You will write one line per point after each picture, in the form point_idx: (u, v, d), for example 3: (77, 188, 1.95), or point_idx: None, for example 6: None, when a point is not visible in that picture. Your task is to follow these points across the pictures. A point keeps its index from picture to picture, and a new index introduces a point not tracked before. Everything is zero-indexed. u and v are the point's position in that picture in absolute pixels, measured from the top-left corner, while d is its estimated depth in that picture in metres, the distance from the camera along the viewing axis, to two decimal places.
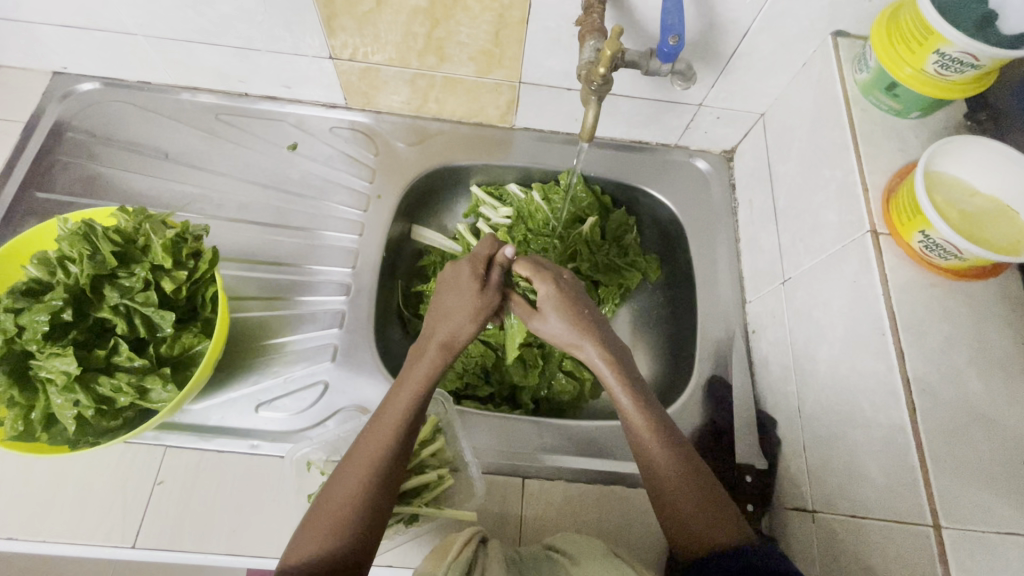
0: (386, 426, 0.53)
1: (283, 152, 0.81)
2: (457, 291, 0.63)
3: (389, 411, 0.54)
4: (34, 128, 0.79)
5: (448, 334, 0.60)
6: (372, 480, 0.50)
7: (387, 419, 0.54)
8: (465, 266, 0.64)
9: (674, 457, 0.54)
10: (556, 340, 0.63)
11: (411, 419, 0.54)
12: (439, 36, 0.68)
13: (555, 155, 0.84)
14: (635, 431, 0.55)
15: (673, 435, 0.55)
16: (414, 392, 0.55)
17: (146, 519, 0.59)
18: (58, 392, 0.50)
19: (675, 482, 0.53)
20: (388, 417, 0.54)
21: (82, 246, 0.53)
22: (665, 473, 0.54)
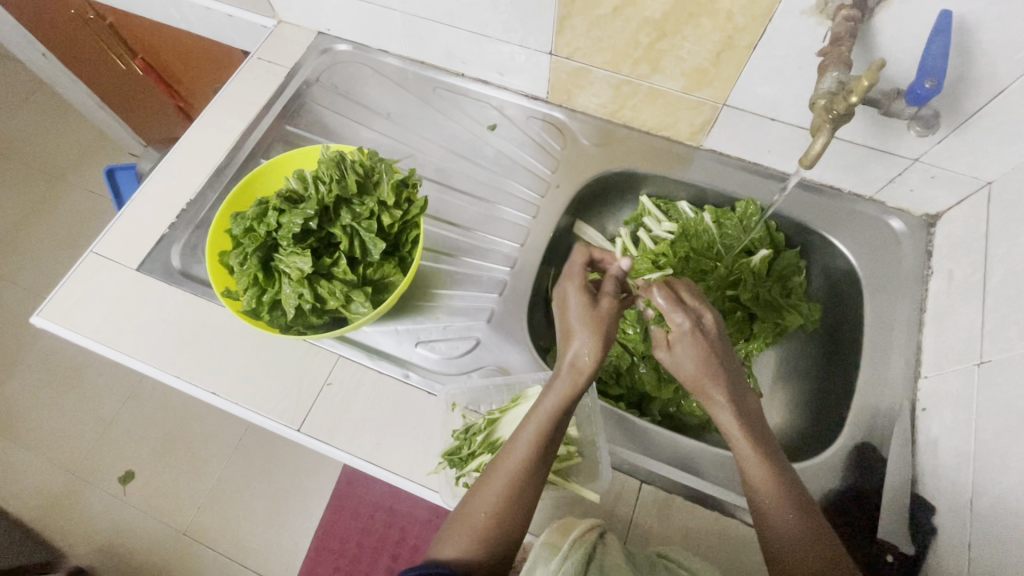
0: (524, 445, 0.54)
1: (482, 130, 0.89)
2: (568, 313, 0.59)
3: (527, 431, 0.54)
4: (295, 74, 0.95)
5: (575, 353, 0.56)
6: (510, 500, 0.52)
7: (521, 440, 0.54)
8: (576, 285, 0.61)
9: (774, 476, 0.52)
10: (683, 376, 0.59)
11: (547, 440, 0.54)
12: (660, 48, 0.72)
13: (735, 181, 0.84)
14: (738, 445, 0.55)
15: (788, 472, 0.53)
16: (549, 414, 0.54)
17: (313, 410, 0.69)
18: (290, 283, 0.61)
19: (774, 501, 0.52)
20: (524, 438, 0.54)
21: (335, 171, 0.63)
22: (767, 497, 0.52)
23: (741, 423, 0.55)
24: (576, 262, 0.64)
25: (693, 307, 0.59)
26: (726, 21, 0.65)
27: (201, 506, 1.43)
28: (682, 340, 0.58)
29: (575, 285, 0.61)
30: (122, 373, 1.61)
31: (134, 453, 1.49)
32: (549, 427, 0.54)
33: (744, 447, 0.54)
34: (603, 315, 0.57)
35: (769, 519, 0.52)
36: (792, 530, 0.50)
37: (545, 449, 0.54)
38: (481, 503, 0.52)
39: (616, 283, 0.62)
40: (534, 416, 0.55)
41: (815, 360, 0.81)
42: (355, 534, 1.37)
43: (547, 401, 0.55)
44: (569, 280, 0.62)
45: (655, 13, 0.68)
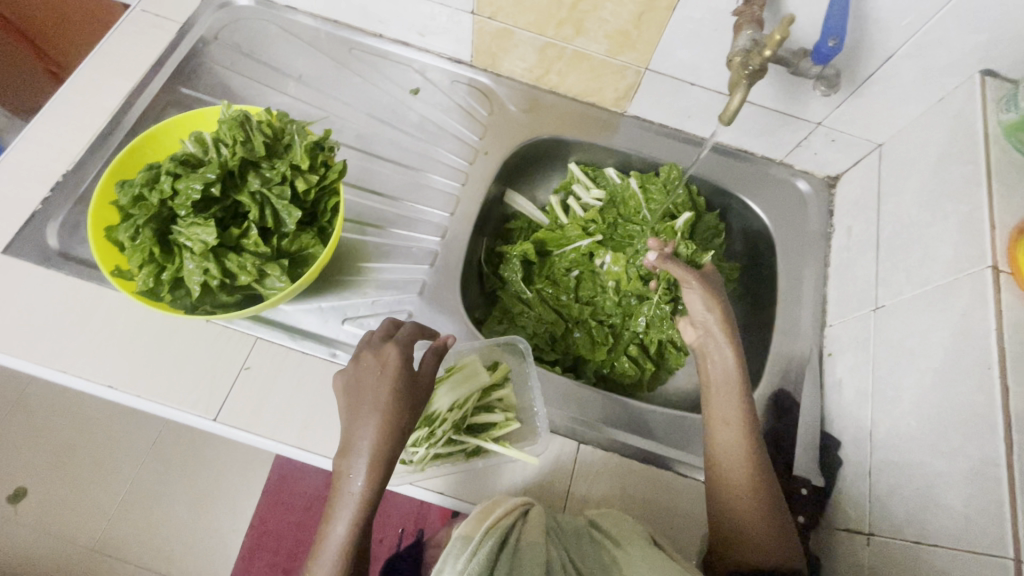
0: (364, 424, 0.53)
1: (404, 94, 0.85)
2: (355, 416, 0.54)
3: (363, 406, 0.54)
4: (188, 30, 0.85)
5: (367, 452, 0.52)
6: (369, 471, 0.52)
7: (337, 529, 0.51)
8: (363, 387, 0.55)
9: (757, 478, 0.58)
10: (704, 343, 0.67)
11: (393, 403, 0.53)
12: (583, 9, 0.71)
13: (658, 147, 0.85)
14: (725, 452, 0.60)
15: (769, 476, 0.59)
16: (387, 389, 0.54)
17: (229, 398, 0.64)
18: (193, 258, 0.54)
19: (747, 500, 0.57)
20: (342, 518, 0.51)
21: (238, 132, 0.57)
22: (738, 491, 0.58)
23: (744, 428, 0.60)
24: (369, 360, 0.57)
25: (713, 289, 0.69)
26: None
27: (112, 518, 1.30)
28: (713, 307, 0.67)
29: (350, 421, 0.53)
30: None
31: (25, 469, 1.32)
32: (392, 396, 0.54)
33: (732, 448, 0.59)
34: (377, 463, 0.52)
35: (727, 511, 0.58)
36: (748, 519, 0.56)
37: (390, 419, 0.53)
38: (346, 486, 0.52)
39: (434, 355, 0.59)
40: (370, 389, 0.54)
41: (735, 317, 0.86)
42: (291, 529, 1.30)
43: (377, 382, 0.55)
44: (352, 392, 0.55)
45: None
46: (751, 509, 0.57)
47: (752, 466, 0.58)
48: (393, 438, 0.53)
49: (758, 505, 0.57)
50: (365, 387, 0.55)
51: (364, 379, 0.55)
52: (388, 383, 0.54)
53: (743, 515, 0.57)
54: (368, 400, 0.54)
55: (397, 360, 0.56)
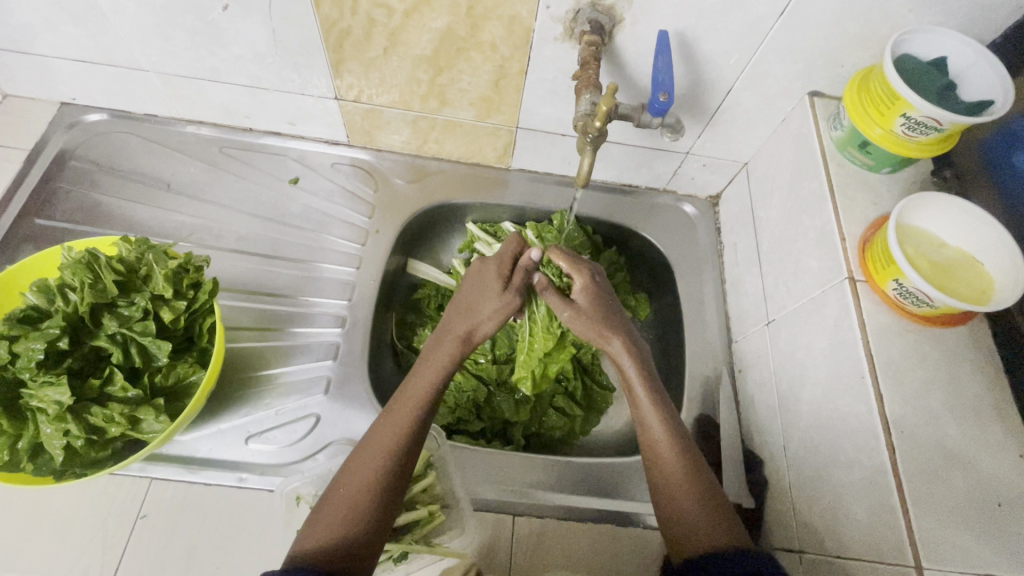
0: (367, 461, 0.51)
1: (284, 185, 0.83)
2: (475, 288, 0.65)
3: (364, 455, 0.52)
4: (38, 155, 0.80)
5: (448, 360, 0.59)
6: (353, 512, 0.49)
7: (365, 462, 0.51)
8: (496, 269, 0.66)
9: (683, 462, 0.55)
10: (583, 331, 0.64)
11: (397, 451, 0.52)
12: (442, 83, 0.72)
13: (549, 195, 0.87)
14: (651, 433, 0.57)
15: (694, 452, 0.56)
16: (392, 436, 0.52)
17: (125, 554, 0.58)
18: (48, 421, 0.50)
19: (677, 483, 0.54)
20: (364, 462, 0.51)
21: (84, 274, 0.54)
22: (669, 474, 0.55)
23: (653, 403, 0.58)
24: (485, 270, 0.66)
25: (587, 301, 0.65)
26: (493, 51, 0.66)
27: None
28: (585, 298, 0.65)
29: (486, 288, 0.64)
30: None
31: None
32: (394, 444, 0.52)
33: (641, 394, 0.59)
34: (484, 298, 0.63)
35: (669, 504, 0.54)
36: (676, 481, 0.54)
37: (391, 459, 0.51)
38: (320, 528, 0.48)
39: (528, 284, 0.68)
40: (380, 432, 0.53)
41: (651, 345, 0.88)
42: None
43: (389, 425, 0.53)
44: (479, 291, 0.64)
45: (425, 51, 0.68)
46: (684, 497, 0.53)
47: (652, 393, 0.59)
48: (388, 481, 0.51)
49: (689, 488, 0.53)
50: (386, 417, 0.54)
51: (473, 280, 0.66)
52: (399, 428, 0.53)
53: (678, 502, 0.53)
54: (379, 438, 0.53)
55: (419, 404, 0.55)
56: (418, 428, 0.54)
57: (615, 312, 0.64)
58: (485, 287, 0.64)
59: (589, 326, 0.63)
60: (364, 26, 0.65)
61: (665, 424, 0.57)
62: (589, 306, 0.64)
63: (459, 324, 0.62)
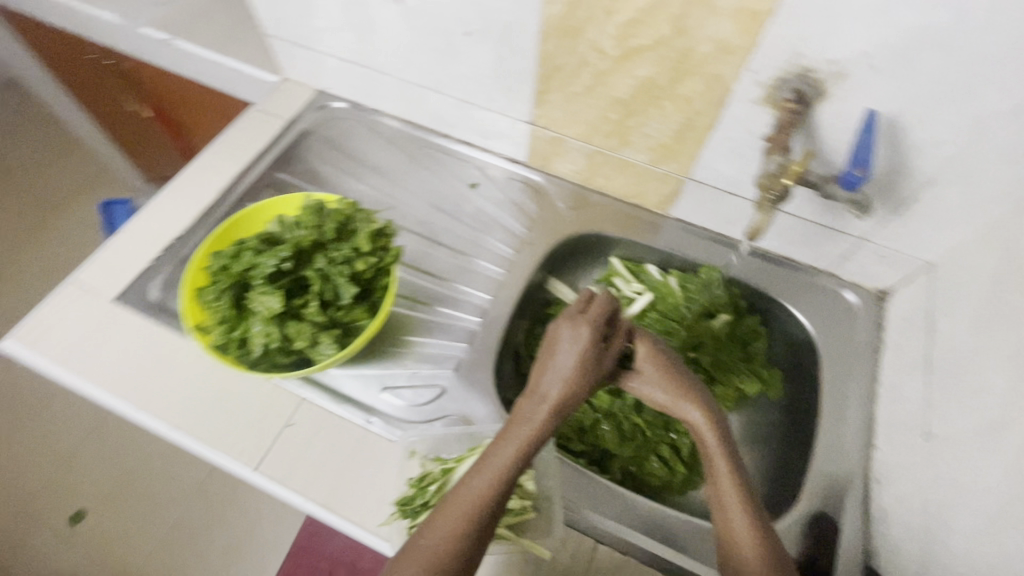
0: (445, 529, 0.47)
1: (464, 187, 0.95)
2: (559, 348, 0.56)
3: (449, 512, 0.48)
4: (292, 126, 1.01)
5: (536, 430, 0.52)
6: None
7: (447, 529, 0.47)
8: (575, 319, 0.57)
9: (767, 557, 0.51)
10: (653, 402, 0.61)
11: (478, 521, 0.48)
12: (629, 124, 0.78)
13: (701, 249, 0.88)
14: (726, 512, 0.53)
15: (771, 533, 0.52)
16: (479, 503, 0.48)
17: (271, 451, 0.69)
18: (259, 322, 0.62)
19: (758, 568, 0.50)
20: (445, 526, 0.47)
21: (313, 218, 0.67)
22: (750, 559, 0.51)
23: (731, 478, 0.54)
24: (569, 326, 0.56)
25: (661, 355, 0.61)
26: (686, 104, 0.71)
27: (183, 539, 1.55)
28: (652, 363, 0.60)
29: (572, 341, 0.55)
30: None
31: (76, 493, 1.44)
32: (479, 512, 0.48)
33: (719, 466, 0.55)
34: (585, 362, 0.55)
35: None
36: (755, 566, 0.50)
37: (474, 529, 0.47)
38: None
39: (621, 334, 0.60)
40: (459, 497, 0.48)
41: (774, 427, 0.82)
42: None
43: (477, 484, 0.49)
44: (566, 345, 0.55)
45: (623, 94, 0.74)
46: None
47: (727, 466, 0.55)
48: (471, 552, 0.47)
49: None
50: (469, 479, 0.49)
51: (556, 343, 0.56)
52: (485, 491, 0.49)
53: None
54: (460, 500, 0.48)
55: (511, 464, 0.50)
56: (502, 493, 0.49)
57: (686, 375, 0.60)
58: (571, 349, 0.55)
59: (667, 396, 0.59)
60: (576, 65, 0.73)
61: (740, 497, 0.53)
62: (660, 370, 0.60)
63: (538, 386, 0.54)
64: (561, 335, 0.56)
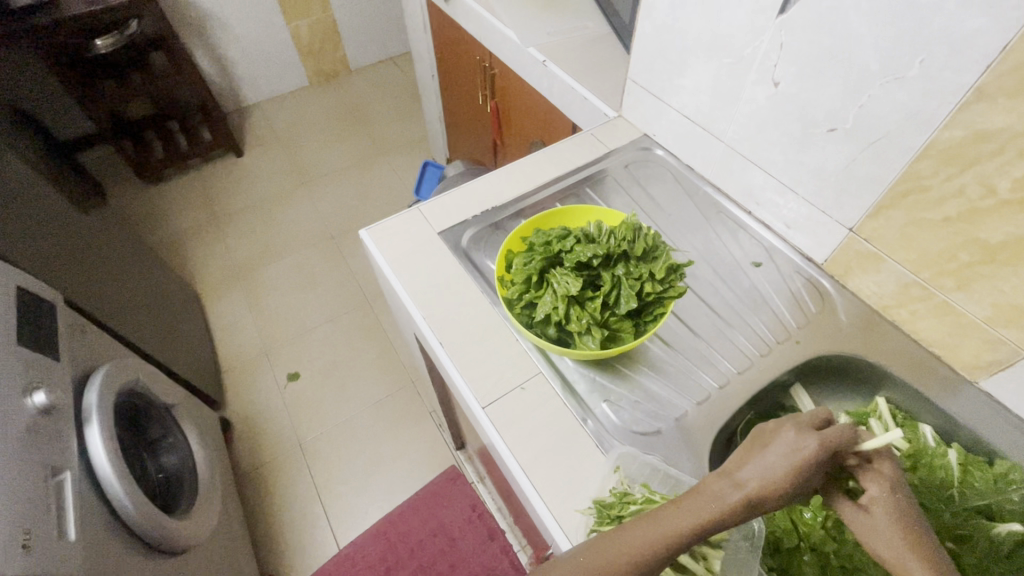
0: (613, 549, 0.53)
1: (745, 262, 0.96)
2: (773, 444, 0.54)
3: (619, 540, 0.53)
4: (611, 155, 1.16)
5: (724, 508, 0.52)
6: None
7: (617, 549, 0.53)
8: (799, 424, 0.56)
9: None
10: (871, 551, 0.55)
11: (645, 557, 0.52)
12: (979, 271, 0.70)
13: (1007, 439, 0.74)
14: None
15: None
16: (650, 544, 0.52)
17: (500, 400, 0.79)
18: (553, 295, 0.73)
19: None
20: (615, 547, 0.53)
21: (629, 234, 0.76)
22: None
23: None
24: (791, 430, 0.55)
25: (897, 505, 0.56)
26: None
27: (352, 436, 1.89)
28: (884, 511, 0.55)
29: (789, 442, 0.53)
30: (347, 313, 2.21)
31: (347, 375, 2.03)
32: (648, 551, 0.52)
33: None
34: (799, 468, 0.52)
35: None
36: None
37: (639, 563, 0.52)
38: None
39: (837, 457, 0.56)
40: (636, 529, 0.54)
41: None
42: (414, 540, 1.62)
43: (649, 531, 0.53)
44: (781, 443, 0.54)
45: (990, 239, 0.68)
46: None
47: None
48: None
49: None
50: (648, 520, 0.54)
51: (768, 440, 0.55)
52: (659, 536, 0.52)
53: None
54: (634, 531, 0.54)
55: (687, 530, 0.52)
56: (674, 546, 0.52)
57: (925, 547, 0.53)
58: (785, 449, 0.53)
59: (890, 545, 0.53)
60: (945, 193, 0.70)
61: None
62: (891, 522, 0.54)
63: (735, 474, 0.54)
64: (779, 435, 0.55)
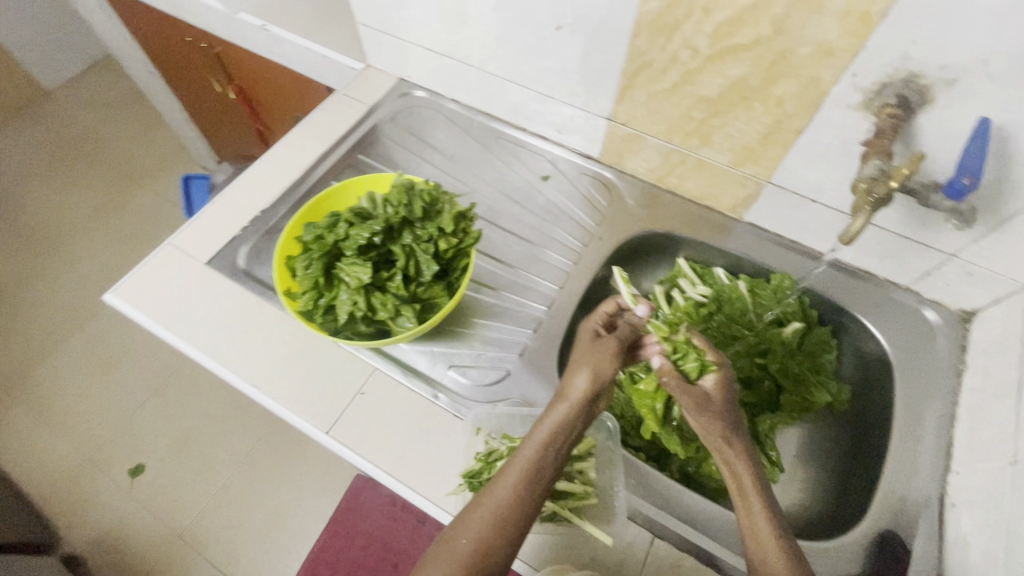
0: (481, 510, 0.50)
1: (535, 179, 0.97)
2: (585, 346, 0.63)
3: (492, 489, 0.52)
4: (374, 111, 1.06)
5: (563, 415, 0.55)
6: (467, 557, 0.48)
7: (485, 507, 0.50)
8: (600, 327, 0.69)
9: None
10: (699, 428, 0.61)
11: (513, 498, 0.51)
12: (712, 124, 0.78)
13: (774, 255, 0.87)
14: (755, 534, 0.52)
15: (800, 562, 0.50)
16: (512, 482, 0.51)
17: (342, 416, 0.72)
18: (348, 290, 0.66)
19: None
20: (482, 506, 0.51)
21: (404, 196, 0.70)
22: None
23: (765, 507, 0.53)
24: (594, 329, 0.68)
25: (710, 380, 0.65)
26: (777, 106, 0.70)
27: (229, 500, 1.67)
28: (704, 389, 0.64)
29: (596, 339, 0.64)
30: (163, 375, 1.88)
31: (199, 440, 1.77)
32: (513, 490, 0.51)
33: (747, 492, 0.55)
34: (603, 350, 0.61)
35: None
36: None
37: (510, 509, 0.50)
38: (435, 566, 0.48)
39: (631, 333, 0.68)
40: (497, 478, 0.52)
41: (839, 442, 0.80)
42: (347, 564, 1.51)
43: (515, 466, 0.52)
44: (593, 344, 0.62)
45: (710, 93, 0.74)
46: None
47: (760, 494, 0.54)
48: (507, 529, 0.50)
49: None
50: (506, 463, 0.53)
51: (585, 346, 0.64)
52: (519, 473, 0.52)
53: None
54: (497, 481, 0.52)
55: (541, 451, 0.53)
56: (536, 473, 0.52)
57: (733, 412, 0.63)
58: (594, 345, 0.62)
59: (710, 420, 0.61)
60: (666, 62, 0.74)
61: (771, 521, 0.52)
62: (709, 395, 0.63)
63: (571, 382, 0.58)
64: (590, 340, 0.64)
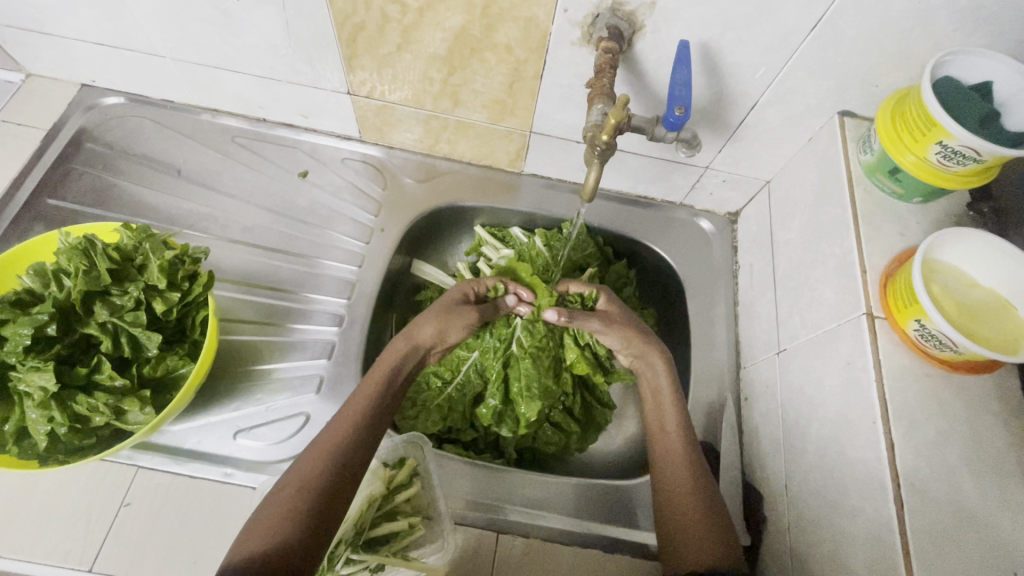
0: (327, 440, 0.54)
1: (293, 178, 0.82)
2: (427, 318, 0.66)
3: (278, 495, 0.50)
4: (54, 136, 0.81)
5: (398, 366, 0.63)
6: (318, 481, 0.51)
7: (338, 422, 0.56)
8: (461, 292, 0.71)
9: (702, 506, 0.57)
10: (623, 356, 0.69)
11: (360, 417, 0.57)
12: (454, 83, 0.70)
13: (561, 203, 0.84)
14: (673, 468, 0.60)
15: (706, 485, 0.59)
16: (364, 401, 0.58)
17: (106, 542, 0.58)
18: (32, 407, 0.50)
19: (692, 514, 0.56)
20: (330, 433, 0.55)
21: (79, 261, 0.53)
22: (683, 504, 0.57)
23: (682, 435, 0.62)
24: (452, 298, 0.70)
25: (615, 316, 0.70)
26: (508, 54, 0.64)
27: None
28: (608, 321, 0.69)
29: (434, 326, 0.66)
30: None
31: None
32: (361, 410, 0.57)
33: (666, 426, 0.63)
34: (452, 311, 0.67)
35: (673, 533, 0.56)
36: (691, 519, 0.56)
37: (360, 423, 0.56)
38: (260, 528, 0.47)
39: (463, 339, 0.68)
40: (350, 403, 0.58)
41: None
42: None
43: (362, 390, 0.59)
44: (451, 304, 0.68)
45: (438, 50, 0.66)
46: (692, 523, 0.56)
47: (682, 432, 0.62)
48: (356, 446, 0.55)
49: (699, 518, 0.56)
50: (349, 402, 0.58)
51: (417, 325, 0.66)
52: (360, 402, 0.58)
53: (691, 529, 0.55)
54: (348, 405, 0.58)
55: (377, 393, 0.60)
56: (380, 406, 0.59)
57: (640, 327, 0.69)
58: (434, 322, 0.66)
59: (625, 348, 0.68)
60: (377, 22, 0.63)
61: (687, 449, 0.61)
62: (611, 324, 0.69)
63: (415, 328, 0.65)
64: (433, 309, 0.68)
